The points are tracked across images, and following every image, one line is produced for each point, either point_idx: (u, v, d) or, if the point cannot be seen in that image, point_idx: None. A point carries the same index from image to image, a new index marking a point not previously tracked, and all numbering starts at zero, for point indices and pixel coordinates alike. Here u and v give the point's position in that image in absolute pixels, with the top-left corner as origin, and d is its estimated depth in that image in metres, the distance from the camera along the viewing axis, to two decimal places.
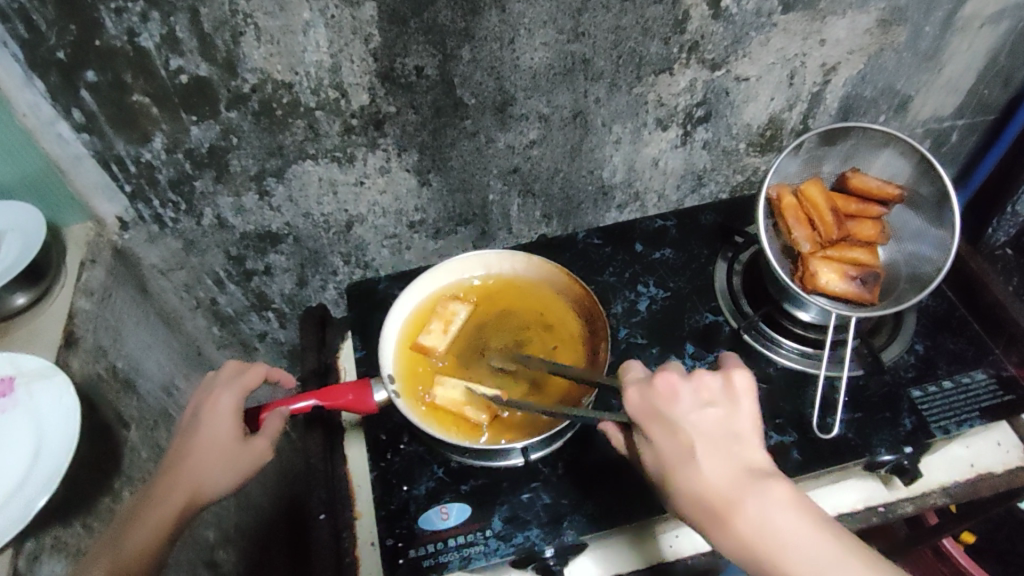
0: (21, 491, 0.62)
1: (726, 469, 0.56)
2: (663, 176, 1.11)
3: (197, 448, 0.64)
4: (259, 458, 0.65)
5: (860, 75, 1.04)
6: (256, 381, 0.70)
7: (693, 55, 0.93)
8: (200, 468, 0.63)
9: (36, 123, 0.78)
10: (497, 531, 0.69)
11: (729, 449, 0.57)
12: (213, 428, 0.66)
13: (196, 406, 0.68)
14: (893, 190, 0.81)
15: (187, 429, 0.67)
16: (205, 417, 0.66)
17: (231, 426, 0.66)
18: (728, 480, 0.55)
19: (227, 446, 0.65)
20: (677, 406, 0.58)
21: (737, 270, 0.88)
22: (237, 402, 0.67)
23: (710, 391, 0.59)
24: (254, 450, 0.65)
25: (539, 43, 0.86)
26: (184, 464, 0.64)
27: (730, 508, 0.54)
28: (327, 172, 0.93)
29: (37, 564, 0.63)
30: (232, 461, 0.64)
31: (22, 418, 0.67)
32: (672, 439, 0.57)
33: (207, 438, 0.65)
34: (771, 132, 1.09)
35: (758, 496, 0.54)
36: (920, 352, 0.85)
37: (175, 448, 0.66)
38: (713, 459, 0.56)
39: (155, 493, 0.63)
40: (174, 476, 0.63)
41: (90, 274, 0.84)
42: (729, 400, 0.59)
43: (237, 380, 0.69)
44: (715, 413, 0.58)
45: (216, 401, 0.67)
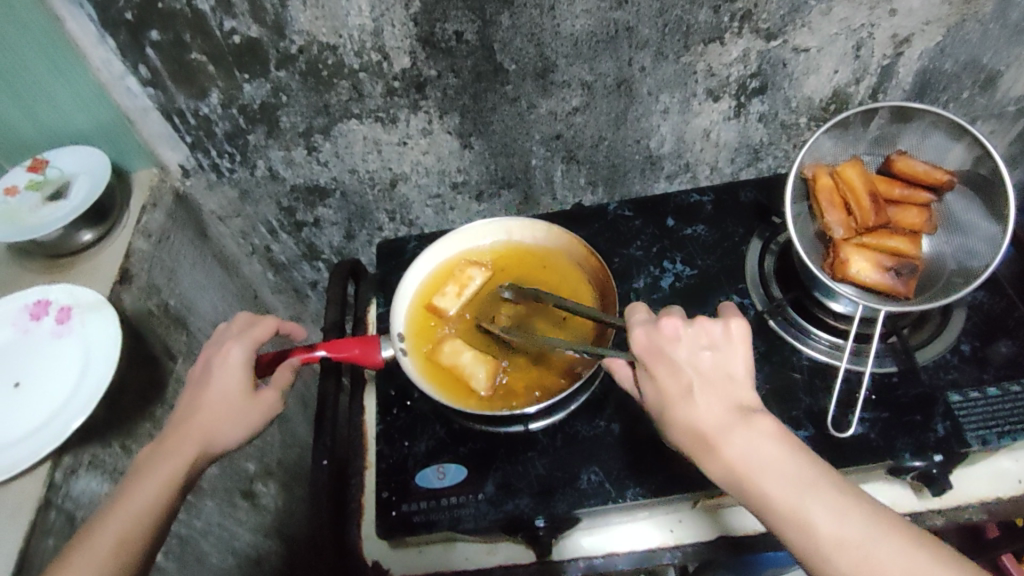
0: (66, 409, 0.75)
1: (720, 410, 0.56)
2: (715, 148, 1.07)
3: (209, 399, 0.72)
4: (267, 411, 0.74)
5: (938, 48, 0.96)
6: (265, 334, 0.77)
7: (746, 24, 0.89)
8: (214, 418, 0.71)
9: (108, 77, 0.85)
10: (487, 495, 0.74)
11: (727, 390, 0.57)
12: (225, 379, 0.73)
13: (210, 356, 0.75)
14: (943, 175, 0.75)
15: (200, 378, 0.74)
16: (219, 369, 0.74)
17: (242, 379, 0.73)
18: (720, 417, 0.56)
19: (237, 400, 0.72)
20: (681, 346, 0.58)
21: (772, 251, 0.84)
22: (248, 356, 0.75)
23: (710, 333, 0.59)
24: (265, 403, 0.73)
25: (580, 10, 0.85)
26: (197, 413, 0.71)
27: (725, 444, 0.55)
28: (371, 131, 0.96)
29: (73, 477, 0.78)
30: (243, 415, 0.72)
31: (75, 343, 0.81)
32: (673, 377, 0.58)
33: (219, 390, 0.72)
34: (835, 107, 1.03)
35: (749, 434, 0.55)
36: (966, 352, 0.76)
37: (189, 396, 0.73)
38: (709, 399, 0.57)
39: (167, 441, 0.69)
40: (188, 425, 0.70)
41: (149, 218, 0.93)
42: (727, 346, 0.59)
43: (248, 334, 0.76)
44: (714, 358, 0.59)
45: (228, 354, 0.74)
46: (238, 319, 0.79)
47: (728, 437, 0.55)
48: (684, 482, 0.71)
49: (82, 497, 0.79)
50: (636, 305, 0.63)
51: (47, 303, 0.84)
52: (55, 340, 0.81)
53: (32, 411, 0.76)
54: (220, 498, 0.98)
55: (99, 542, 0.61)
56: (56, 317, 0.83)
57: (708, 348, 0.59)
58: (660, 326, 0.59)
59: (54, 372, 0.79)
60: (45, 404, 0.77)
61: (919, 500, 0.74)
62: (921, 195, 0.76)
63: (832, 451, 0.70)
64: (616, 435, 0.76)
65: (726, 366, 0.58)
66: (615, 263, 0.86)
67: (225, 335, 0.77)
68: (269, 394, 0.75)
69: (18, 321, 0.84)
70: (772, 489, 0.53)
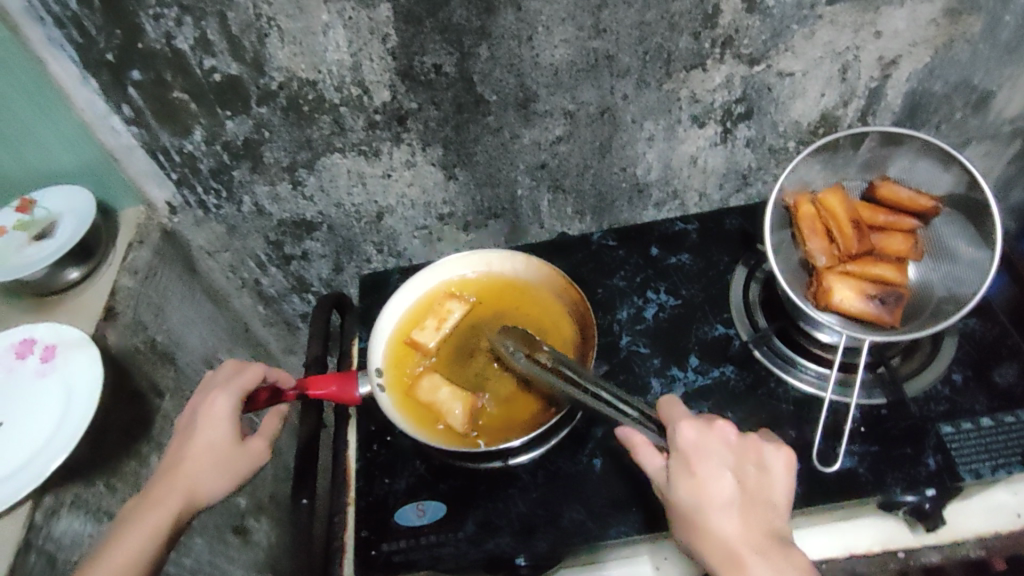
0: (47, 449, 0.75)
1: (756, 531, 0.58)
2: (702, 175, 1.06)
3: (196, 449, 0.71)
4: (255, 460, 0.72)
5: (926, 69, 0.94)
6: (253, 381, 0.75)
7: (728, 50, 0.89)
8: (200, 471, 0.70)
9: (92, 117, 0.86)
10: (468, 534, 0.72)
11: (765, 514, 0.59)
12: (210, 430, 0.71)
13: (197, 406, 0.73)
14: (927, 203, 0.74)
15: (187, 428, 0.73)
16: (204, 419, 0.72)
17: (228, 428, 0.72)
18: (752, 538, 0.57)
19: (223, 451, 0.71)
20: (728, 457, 0.60)
21: (757, 279, 0.82)
22: (236, 404, 0.73)
23: (758, 455, 0.61)
24: (253, 453, 0.72)
25: (558, 40, 0.85)
26: (182, 465, 0.70)
27: (755, 565, 0.56)
28: (355, 165, 0.96)
29: (54, 518, 0.77)
30: (229, 466, 0.71)
31: (58, 382, 0.80)
32: (717, 484, 0.59)
33: (205, 440, 0.71)
34: (824, 130, 1.01)
35: (778, 561, 0.56)
36: (957, 382, 0.74)
37: (176, 447, 0.72)
38: (749, 519, 0.58)
39: (153, 494, 0.68)
40: (174, 478, 0.69)
41: (136, 255, 0.94)
42: (767, 469, 0.61)
43: (235, 382, 0.74)
44: (756, 477, 0.60)
45: (213, 404, 0.72)
46: (227, 365, 0.77)
47: (759, 560, 0.56)
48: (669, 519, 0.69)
49: (64, 538, 0.78)
50: (679, 403, 0.64)
51: (32, 341, 0.84)
52: (39, 379, 0.81)
53: (12, 452, 0.76)
54: (207, 536, 0.97)
55: None
56: (41, 355, 0.82)
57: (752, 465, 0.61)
58: (716, 434, 0.60)
59: (37, 411, 0.79)
60: (27, 444, 0.76)
61: (914, 535, 0.70)
62: (906, 222, 0.76)
63: (820, 487, 0.68)
64: (598, 471, 0.74)
65: (768, 490, 0.60)
66: (598, 293, 0.85)
67: (212, 382, 0.76)
68: (257, 443, 0.73)
69: (4, 360, 0.84)
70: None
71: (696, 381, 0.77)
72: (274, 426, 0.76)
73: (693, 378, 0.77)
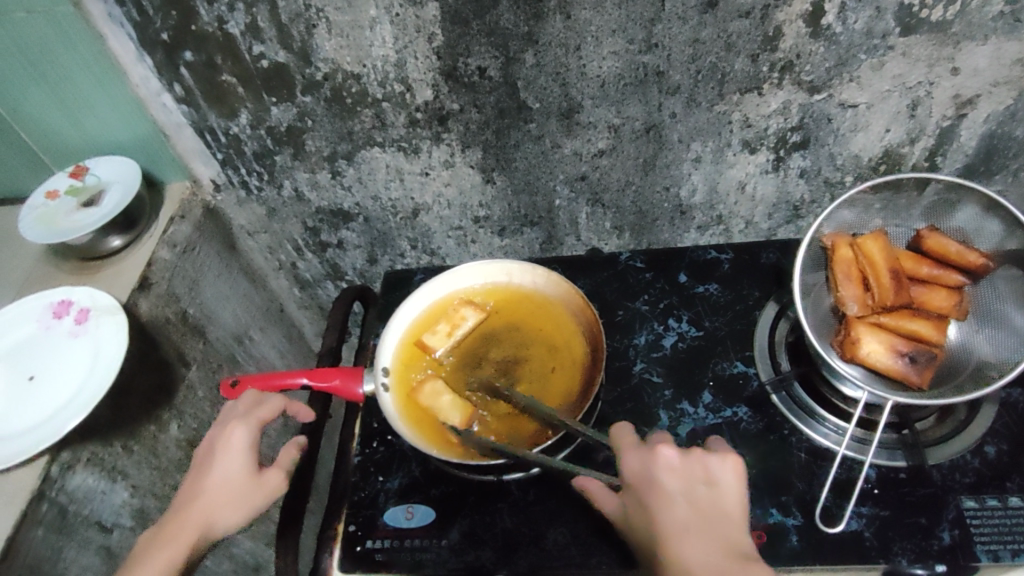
0: (66, 409, 0.78)
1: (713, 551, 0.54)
2: (751, 202, 1.01)
3: (212, 482, 0.72)
4: (271, 493, 0.73)
5: (1008, 112, 0.87)
6: (270, 415, 0.77)
7: (787, 75, 0.85)
8: (214, 504, 0.71)
9: (146, 93, 0.89)
10: (451, 543, 0.71)
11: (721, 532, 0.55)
12: (226, 463, 0.73)
13: (215, 437, 0.76)
14: (978, 258, 0.67)
15: (205, 458, 0.75)
16: (221, 452, 0.74)
17: (243, 461, 0.74)
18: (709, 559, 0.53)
19: (239, 484, 0.72)
20: (673, 477, 0.58)
21: (788, 318, 0.78)
22: (250, 438, 0.75)
23: (703, 470, 0.58)
24: (268, 486, 0.73)
25: (607, 52, 0.83)
26: (199, 497, 0.71)
27: None
28: (393, 160, 0.96)
29: (70, 473, 0.80)
30: (243, 501, 0.72)
31: (88, 344, 0.84)
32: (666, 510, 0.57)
33: (221, 473, 0.73)
34: (887, 167, 0.95)
35: None
36: (990, 456, 0.68)
37: (194, 478, 0.74)
38: (704, 540, 0.54)
39: (169, 526, 0.70)
40: (188, 511, 0.71)
41: (176, 228, 0.97)
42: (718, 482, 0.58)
43: (252, 415, 0.76)
44: (707, 493, 0.57)
45: (230, 436, 0.75)
46: (246, 396, 0.80)
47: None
48: None
49: (78, 492, 0.81)
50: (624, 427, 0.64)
51: (69, 303, 0.87)
52: (71, 340, 0.85)
53: (37, 406, 0.80)
54: None
55: None
56: (76, 317, 0.86)
57: (700, 482, 0.58)
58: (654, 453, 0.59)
59: (64, 369, 0.83)
60: (50, 401, 0.80)
61: None
62: (953, 277, 0.69)
63: (822, 547, 0.64)
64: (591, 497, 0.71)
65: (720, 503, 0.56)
66: (617, 315, 0.82)
67: (231, 415, 0.78)
68: (273, 476, 0.74)
69: (43, 318, 0.88)
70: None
71: (707, 419, 0.73)
72: (291, 456, 0.76)
73: (703, 415, 0.73)
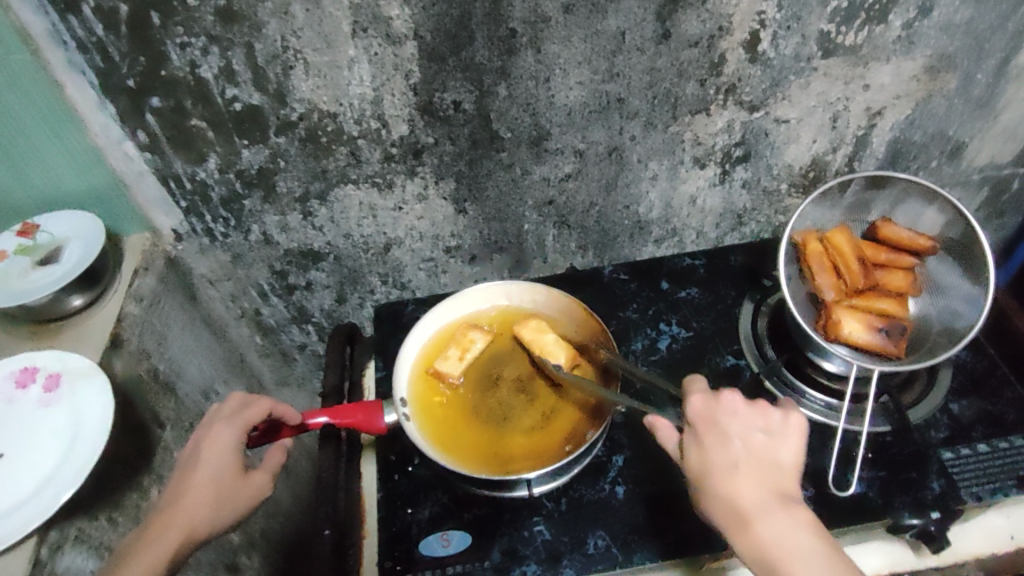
0: (54, 481, 0.72)
1: (762, 488, 0.60)
2: (701, 214, 1.11)
3: (197, 482, 0.72)
4: (254, 494, 0.74)
5: (907, 120, 1.02)
6: (258, 417, 0.77)
7: (730, 97, 0.94)
8: (200, 504, 0.70)
9: (105, 142, 0.86)
10: (495, 563, 0.72)
11: (770, 473, 0.61)
12: (212, 463, 0.73)
13: (199, 440, 0.75)
14: (926, 242, 0.81)
15: (188, 460, 0.74)
16: (206, 452, 0.73)
17: (231, 462, 0.73)
18: (757, 495, 0.59)
19: (226, 484, 0.72)
20: (736, 423, 0.63)
21: (763, 313, 0.87)
22: (237, 438, 0.75)
23: (767, 420, 0.64)
24: (253, 487, 0.74)
25: (573, 82, 0.89)
26: (183, 497, 0.71)
27: (761, 521, 0.58)
28: (367, 197, 0.97)
29: (59, 553, 0.73)
30: (229, 501, 0.72)
31: (66, 411, 0.78)
32: (722, 450, 0.62)
33: (207, 472, 0.72)
34: (814, 174, 1.07)
35: (781, 514, 0.58)
36: (956, 413, 0.80)
37: (176, 480, 0.73)
38: (754, 480, 0.60)
39: (152, 528, 0.69)
40: (174, 510, 0.70)
41: (141, 281, 0.93)
42: (781, 432, 0.63)
43: (240, 416, 0.76)
44: (765, 441, 0.62)
45: (217, 437, 0.74)
46: (231, 399, 0.79)
47: (768, 518, 0.58)
48: (688, 548, 0.71)
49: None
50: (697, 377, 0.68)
51: (35, 369, 0.81)
52: (44, 410, 0.78)
53: (17, 483, 0.73)
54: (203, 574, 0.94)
55: None
56: (45, 384, 0.80)
57: (760, 431, 0.63)
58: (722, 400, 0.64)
59: (42, 441, 0.76)
60: (33, 475, 0.73)
61: (919, 557, 0.72)
62: (905, 259, 0.82)
63: (836, 513, 0.72)
64: (621, 498, 0.75)
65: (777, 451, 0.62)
66: (612, 325, 0.88)
67: (216, 416, 0.77)
68: (257, 478, 0.75)
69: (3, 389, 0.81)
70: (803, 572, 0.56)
71: None
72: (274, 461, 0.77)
73: None
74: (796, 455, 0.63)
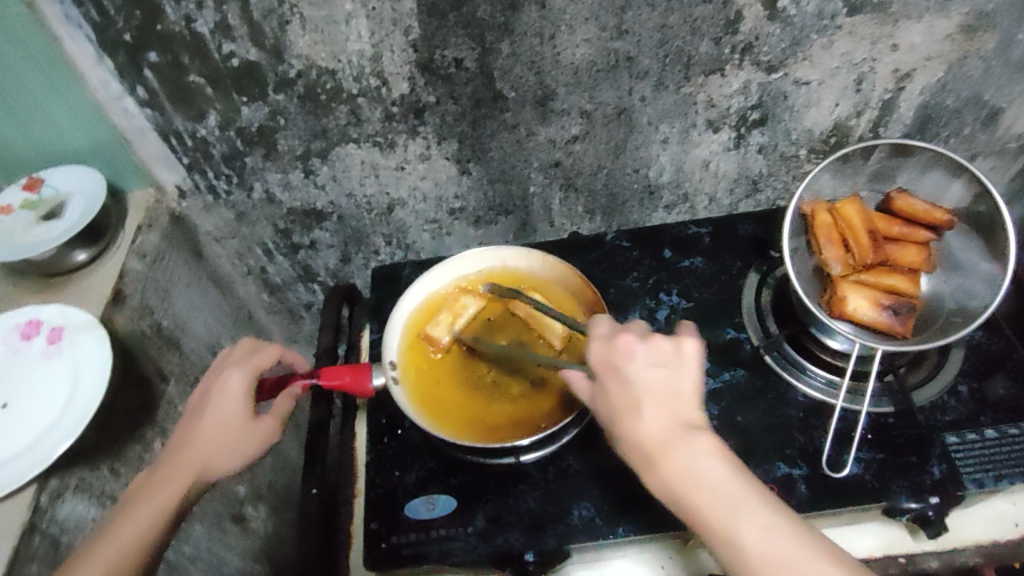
0: (53, 433, 0.74)
1: (665, 424, 0.57)
2: (713, 179, 1.07)
3: (210, 423, 0.71)
4: (267, 436, 0.74)
5: (940, 83, 0.96)
6: (268, 362, 0.77)
7: (747, 56, 0.89)
8: (212, 445, 0.70)
9: (105, 97, 0.85)
10: (478, 528, 0.72)
11: (671, 406, 0.58)
12: (224, 405, 0.73)
13: (210, 382, 0.74)
14: (943, 216, 0.78)
15: (200, 402, 0.74)
16: (218, 395, 0.73)
17: (242, 406, 0.73)
18: (659, 433, 0.57)
19: (238, 426, 0.72)
20: (633, 361, 0.60)
21: (768, 284, 0.86)
22: (248, 381, 0.74)
23: (662, 352, 0.60)
24: (265, 430, 0.73)
25: (580, 39, 0.85)
26: (195, 438, 0.71)
27: (666, 460, 0.56)
28: (369, 156, 0.96)
29: (59, 501, 0.76)
30: (242, 442, 0.72)
31: (67, 363, 0.79)
32: (623, 391, 0.59)
33: (218, 414, 0.72)
34: (835, 139, 1.02)
35: (686, 450, 0.56)
36: (963, 395, 0.77)
37: (188, 421, 0.73)
38: (656, 417, 0.58)
39: (164, 468, 0.69)
40: (187, 450, 0.70)
41: (144, 239, 0.93)
42: (677, 363, 0.60)
43: (251, 360, 0.75)
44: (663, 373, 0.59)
45: (228, 380, 0.74)
46: (241, 344, 0.78)
47: (671, 456, 0.56)
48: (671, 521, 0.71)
49: (68, 522, 0.77)
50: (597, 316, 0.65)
51: (39, 323, 0.83)
52: (46, 362, 0.80)
53: (19, 433, 0.75)
54: (208, 523, 0.97)
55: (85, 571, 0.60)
56: (47, 337, 0.81)
57: (657, 365, 0.60)
58: (615, 341, 0.61)
59: (44, 392, 0.78)
60: (34, 426, 0.75)
61: (915, 541, 0.72)
62: (920, 234, 0.79)
63: (828, 494, 0.71)
64: (609, 468, 0.75)
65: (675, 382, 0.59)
66: (611, 293, 0.88)
67: (227, 360, 0.77)
68: (268, 421, 0.74)
69: (9, 341, 0.82)
70: (707, 503, 0.54)
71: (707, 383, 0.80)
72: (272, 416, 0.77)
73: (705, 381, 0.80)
74: (698, 383, 0.60)
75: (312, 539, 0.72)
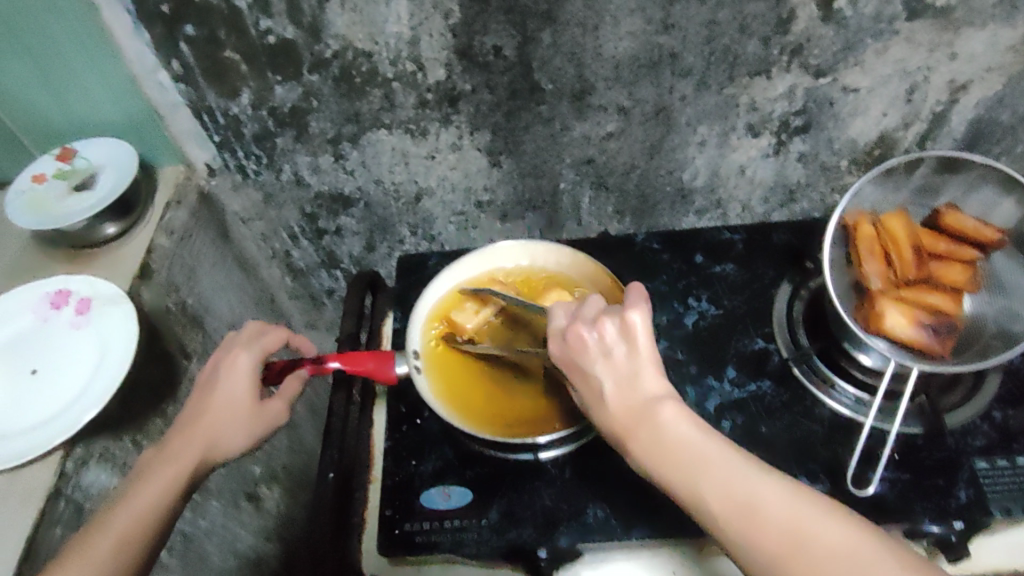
0: (78, 403, 0.73)
1: (627, 408, 0.57)
2: (749, 185, 1.04)
3: (216, 404, 0.69)
4: (274, 419, 0.72)
5: (996, 97, 0.92)
6: (275, 345, 0.74)
7: (796, 59, 0.86)
8: (218, 427, 0.68)
9: (140, 70, 0.84)
10: (491, 522, 0.71)
11: (631, 389, 0.57)
12: (231, 387, 0.70)
13: (217, 362, 0.72)
14: (994, 234, 0.73)
15: (206, 382, 0.71)
16: (224, 375, 0.71)
17: (248, 388, 0.71)
18: (624, 419, 0.57)
19: (244, 410, 0.70)
20: (585, 349, 0.59)
21: (802, 296, 0.82)
22: (254, 364, 0.72)
23: (607, 333, 0.58)
24: (272, 414, 0.72)
25: (624, 32, 0.82)
26: (201, 419, 0.69)
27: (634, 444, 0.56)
28: (400, 143, 0.95)
29: (84, 469, 0.76)
30: (248, 426, 0.70)
31: (92, 333, 0.79)
32: (584, 380, 0.59)
33: (224, 396, 0.70)
34: (880, 151, 0.99)
35: (650, 433, 0.55)
36: (998, 420, 0.73)
37: (194, 400, 0.71)
38: (616, 402, 0.57)
39: (169, 448, 0.67)
40: (192, 432, 0.68)
41: (173, 215, 0.92)
42: (629, 342, 0.58)
43: (258, 343, 0.73)
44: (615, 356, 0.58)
45: (235, 361, 0.72)
46: (248, 325, 0.76)
47: (636, 442, 0.56)
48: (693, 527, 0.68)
49: (92, 488, 0.77)
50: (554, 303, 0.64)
51: (68, 293, 0.82)
52: (74, 333, 0.79)
53: (44, 401, 0.74)
54: (223, 501, 0.96)
55: (95, 549, 0.59)
56: (76, 307, 0.80)
57: (610, 350, 0.58)
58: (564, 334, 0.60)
59: (70, 361, 0.77)
60: (59, 395, 0.75)
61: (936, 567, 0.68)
62: (967, 252, 0.75)
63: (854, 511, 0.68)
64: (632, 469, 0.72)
65: (628, 364, 0.57)
66: None
67: (233, 341, 0.74)
68: (274, 404, 0.73)
69: (37, 309, 0.82)
70: (675, 482, 0.53)
71: (733, 393, 0.77)
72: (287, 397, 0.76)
73: (731, 389, 0.77)
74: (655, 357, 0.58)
75: (324, 523, 0.71)
